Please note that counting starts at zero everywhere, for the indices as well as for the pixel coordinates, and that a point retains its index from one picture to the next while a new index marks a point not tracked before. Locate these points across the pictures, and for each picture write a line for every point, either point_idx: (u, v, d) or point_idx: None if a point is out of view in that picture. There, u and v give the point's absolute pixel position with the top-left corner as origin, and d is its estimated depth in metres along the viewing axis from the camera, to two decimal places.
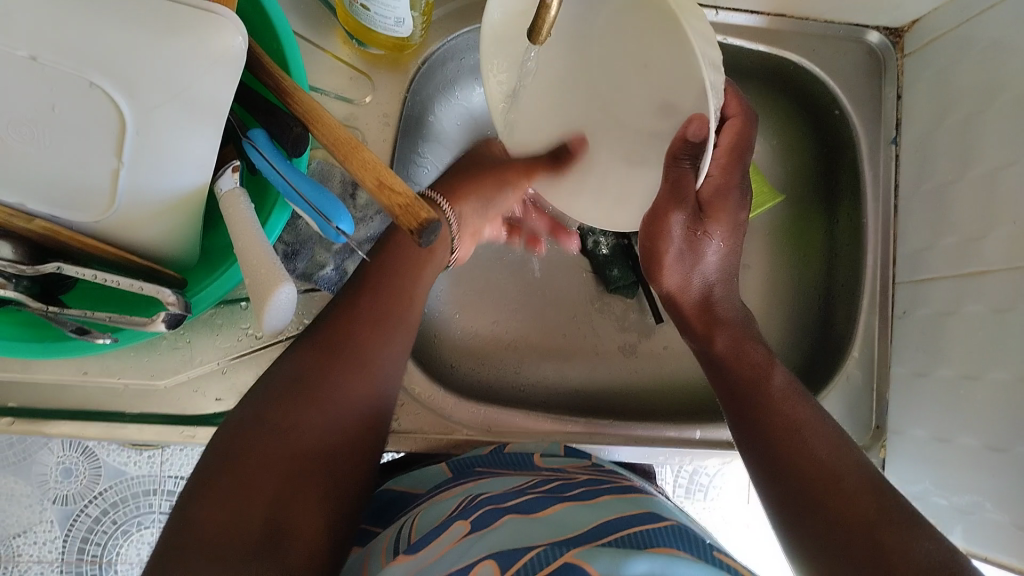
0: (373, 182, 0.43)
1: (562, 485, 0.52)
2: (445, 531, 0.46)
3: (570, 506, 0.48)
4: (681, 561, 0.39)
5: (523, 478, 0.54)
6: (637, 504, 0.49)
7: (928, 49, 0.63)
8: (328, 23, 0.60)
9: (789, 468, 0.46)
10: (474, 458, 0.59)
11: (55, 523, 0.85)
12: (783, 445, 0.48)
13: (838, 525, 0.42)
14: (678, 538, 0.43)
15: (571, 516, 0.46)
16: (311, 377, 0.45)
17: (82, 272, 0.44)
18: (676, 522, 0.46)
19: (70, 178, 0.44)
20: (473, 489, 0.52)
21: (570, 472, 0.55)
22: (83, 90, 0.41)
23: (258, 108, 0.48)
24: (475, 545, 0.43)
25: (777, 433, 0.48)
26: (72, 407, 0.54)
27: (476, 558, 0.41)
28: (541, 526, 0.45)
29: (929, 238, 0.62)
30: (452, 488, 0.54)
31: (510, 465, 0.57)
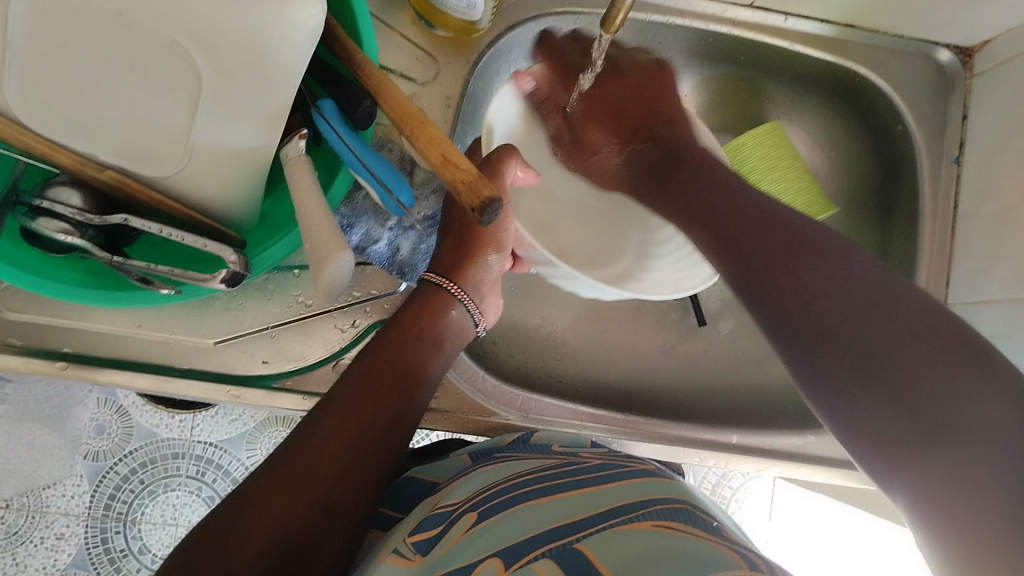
0: (436, 158, 0.43)
1: (575, 470, 0.53)
2: (454, 525, 0.47)
3: (582, 491, 0.48)
4: (689, 539, 0.39)
5: (533, 463, 0.54)
6: (659, 487, 0.49)
7: (999, 69, 0.62)
8: (399, 1, 0.61)
9: (838, 357, 0.40)
10: (495, 445, 0.60)
11: (84, 478, 0.86)
12: (822, 317, 0.41)
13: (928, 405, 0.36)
14: (680, 516, 0.44)
15: (578, 504, 0.47)
16: (342, 421, 0.45)
17: (148, 224, 0.45)
18: (685, 505, 0.46)
19: (143, 132, 0.45)
20: (481, 477, 0.53)
21: (584, 457, 0.56)
22: (167, 47, 0.42)
23: (330, 80, 0.49)
24: (477, 540, 0.43)
25: (819, 297, 0.42)
26: (124, 357, 0.55)
27: (479, 556, 0.41)
28: (546, 516, 0.45)
29: (985, 261, 0.61)
30: (473, 470, 0.55)
31: (529, 451, 0.57)
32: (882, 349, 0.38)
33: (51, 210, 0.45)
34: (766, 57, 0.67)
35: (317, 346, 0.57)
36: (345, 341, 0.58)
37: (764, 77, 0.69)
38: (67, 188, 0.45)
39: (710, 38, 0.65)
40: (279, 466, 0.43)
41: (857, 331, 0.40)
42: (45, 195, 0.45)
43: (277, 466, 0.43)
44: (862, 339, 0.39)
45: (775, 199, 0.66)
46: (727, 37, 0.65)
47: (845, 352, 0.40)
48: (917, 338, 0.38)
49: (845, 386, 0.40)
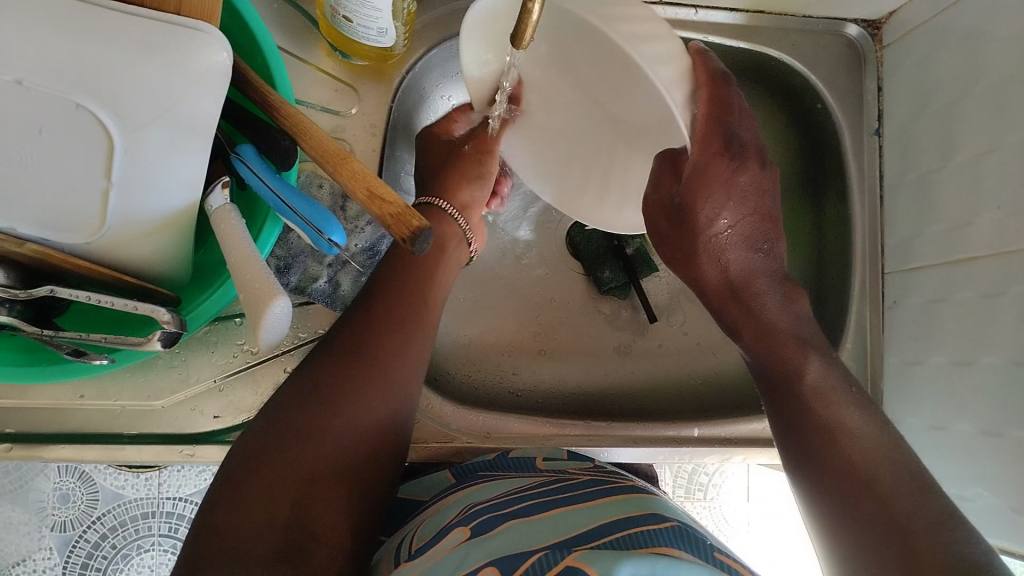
0: (363, 193, 0.43)
1: (567, 487, 0.52)
2: (447, 535, 0.46)
3: (571, 509, 0.48)
4: (681, 561, 0.39)
5: (522, 483, 0.53)
6: (638, 504, 0.49)
7: (907, 39, 0.64)
8: (312, 36, 0.60)
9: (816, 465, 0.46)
10: (478, 462, 0.59)
11: (54, 550, 0.84)
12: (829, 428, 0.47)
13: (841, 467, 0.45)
14: (678, 537, 0.43)
15: (571, 519, 0.46)
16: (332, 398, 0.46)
17: (75, 293, 0.44)
18: (677, 522, 0.46)
19: (57, 201, 0.44)
20: (487, 489, 0.53)
21: (573, 473, 0.56)
22: (70, 111, 0.41)
23: (245, 124, 0.48)
24: (479, 547, 0.43)
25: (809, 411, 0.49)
26: (71, 430, 0.54)
27: (479, 564, 0.41)
28: (546, 528, 0.45)
29: (916, 227, 0.62)
30: (458, 490, 0.54)
31: (512, 469, 0.57)
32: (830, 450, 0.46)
33: None
34: None
35: (267, 394, 0.56)
36: None
37: None
38: None
39: None
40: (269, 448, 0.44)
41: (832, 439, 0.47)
42: None
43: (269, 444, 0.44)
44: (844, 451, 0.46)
45: None
46: None
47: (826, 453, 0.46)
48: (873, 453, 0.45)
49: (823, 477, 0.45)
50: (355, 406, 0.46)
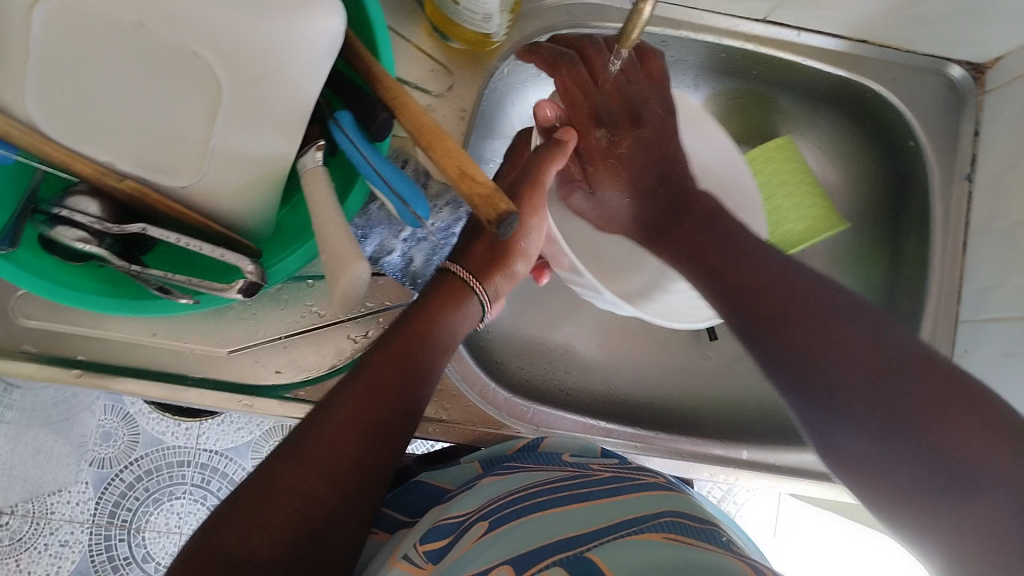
0: (454, 171, 0.43)
1: (587, 482, 0.53)
2: (466, 531, 0.47)
3: (593, 504, 0.49)
4: (692, 549, 0.41)
5: (547, 473, 0.54)
6: (663, 501, 0.50)
7: (1011, 86, 0.62)
8: (415, 14, 0.61)
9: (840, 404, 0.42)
10: (503, 454, 0.60)
11: (90, 485, 0.87)
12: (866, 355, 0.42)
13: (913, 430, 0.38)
14: (683, 527, 0.45)
15: (587, 515, 0.47)
16: (344, 400, 0.44)
17: (165, 234, 0.45)
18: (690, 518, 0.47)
19: (161, 143, 0.45)
20: (494, 488, 0.53)
21: (595, 470, 0.55)
22: (187, 59, 0.43)
23: (345, 91, 0.49)
24: (489, 548, 0.43)
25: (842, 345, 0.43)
26: (139, 365, 0.55)
27: (491, 564, 0.42)
28: (558, 526, 0.45)
29: (997, 278, 0.61)
30: (482, 481, 0.55)
31: (537, 461, 0.57)
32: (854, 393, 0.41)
33: (69, 219, 0.45)
34: (777, 70, 0.67)
35: (329, 356, 0.57)
36: (358, 351, 0.58)
37: (776, 90, 0.70)
38: (85, 198, 0.46)
39: (723, 53, 0.66)
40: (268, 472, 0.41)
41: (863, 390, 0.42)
42: (62, 204, 0.46)
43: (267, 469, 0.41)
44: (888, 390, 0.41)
45: (788, 215, 0.66)
46: (740, 51, 0.65)
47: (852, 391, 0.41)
48: (907, 367, 0.41)
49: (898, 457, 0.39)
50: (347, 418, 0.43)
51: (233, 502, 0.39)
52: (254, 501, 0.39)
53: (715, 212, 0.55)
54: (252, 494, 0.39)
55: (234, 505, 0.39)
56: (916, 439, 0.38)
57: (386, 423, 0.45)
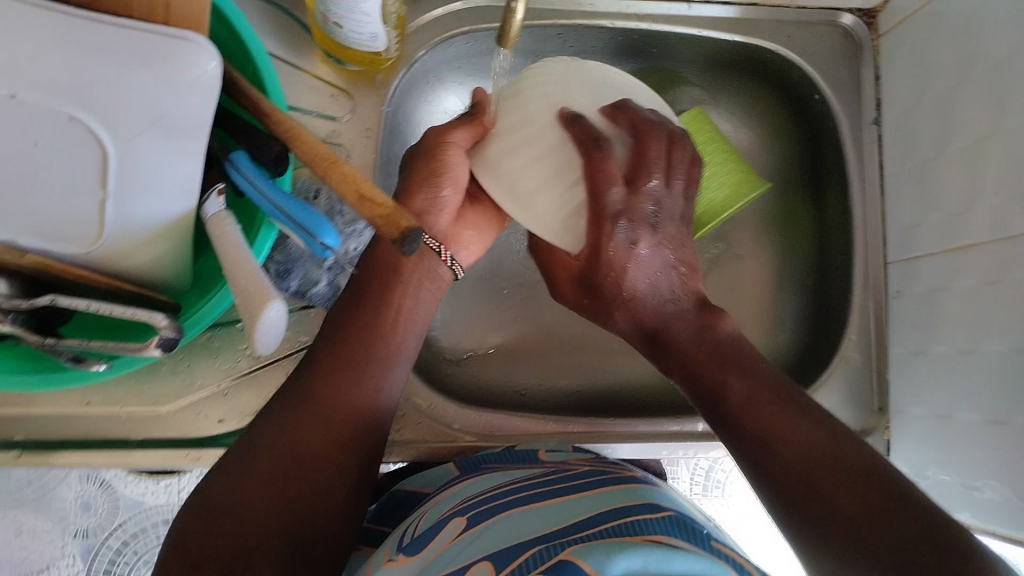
0: (353, 196, 0.43)
1: (565, 476, 0.53)
2: (445, 528, 0.47)
3: (570, 498, 0.48)
4: (683, 553, 0.38)
5: (522, 471, 0.54)
6: (633, 494, 0.48)
7: (903, 27, 0.63)
8: (307, 44, 0.61)
9: (794, 483, 0.44)
10: (483, 457, 0.59)
11: (78, 556, 0.85)
12: (780, 434, 0.46)
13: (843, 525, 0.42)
14: (674, 526, 0.43)
15: (566, 509, 0.47)
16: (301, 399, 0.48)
17: (75, 303, 0.44)
18: (672, 511, 0.46)
19: (56, 213, 0.44)
20: (474, 485, 0.53)
21: (572, 464, 0.56)
22: (65, 124, 0.42)
23: (238, 130, 0.49)
24: (469, 547, 0.43)
25: (770, 410, 0.48)
26: (79, 437, 0.55)
27: (471, 561, 0.41)
28: (536, 521, 0.45)
29: (917, 216, 0.62)
30: (461, 480, 0.55)
31: (515, 461, 0.57)
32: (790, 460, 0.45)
33: None
34: (675, 45, 0.68)
35: (271, 396, 0.57)
36: None
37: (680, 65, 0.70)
38: None
39: (621, 37, 0.66)
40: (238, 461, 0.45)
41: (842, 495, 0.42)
42: None
43: (235, 458, 0.46)
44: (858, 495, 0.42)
45: (708, 185, 0.66)
46: (638, 33, 0.66)
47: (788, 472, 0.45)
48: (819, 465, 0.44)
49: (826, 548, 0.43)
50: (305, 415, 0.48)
51: (197, 507, 0.43)
52: (217, 502, 0.43)
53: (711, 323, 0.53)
54: (221, 490, 0.44)
55: (198, 511, 0.43)
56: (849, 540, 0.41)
57: (350, 420, 0.49)
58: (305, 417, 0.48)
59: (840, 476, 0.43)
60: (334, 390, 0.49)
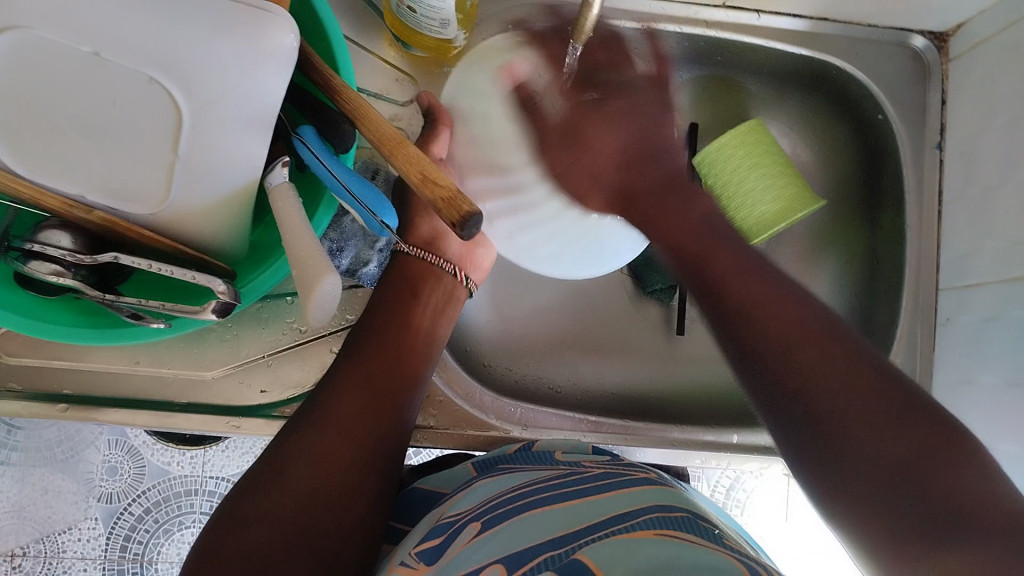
0: (416, 177, 0.44)
1: (580, 478, 0.52)
2: (460, 531, 0.47)
3: (586, 499, 0.48)
4: (692, 548, 0.39)
5: (541, 472, 0.54)
6: (657, 496, 0.48)
7: (974, 52, 0.62)
8: (377, 27, 0.62)
9: (811, 407, 0.45)
10: (502, 454, 0.59)
11: (99, 521, 0.86)
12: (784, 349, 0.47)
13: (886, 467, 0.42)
14: (682, 524, 0.43)
15: (582, 512, 0.46)
16: (326, 403, 0.49)
17: (137, 261, 0.45)
18: (683, 512, 0.45)
19: (127, 172, 0.46)
20: (491, 486, 0.53)
21: (587, 466, 0.55)
22: (144, 84, 0.43)
23: (307, 106, 0.50)
24: (481, 550, 0.43)
25: (770, 323, 0.49)
26: (125, 396, 0.56)
27: (482, 565, 0.41)
28: (549, 524, 0.45)
29: (974, 243, 0.61)
30: (477, 481, 0.55)
31: (529, 461, 0.57)
32: (793, 376, 0.46)
33: (42, 253, 0.45)
34: (740, 54, 0.68)
35: (314, 371, 0.57)
36: None
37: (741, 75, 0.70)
38: (57, 232, 0.46)
39: (687, 41, 0.66)
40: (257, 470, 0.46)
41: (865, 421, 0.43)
42: (34, 239, 0.45)
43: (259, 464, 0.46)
44: (869, 409, 0.44)
45: (761, 197, 0.66)
46: (704, 39, 0.66)
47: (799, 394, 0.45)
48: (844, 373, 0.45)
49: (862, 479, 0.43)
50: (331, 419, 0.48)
51: (228, 512, 0.44)
52: (247, 508, 0.44)
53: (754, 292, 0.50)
54: (251, 495, 0.44)
55: (229, 516, 0.43)
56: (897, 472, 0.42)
57: (372, 425, 0.50)
58: (330, 421, 0.48)
59: (851, 390, 0.44)
60: (353, 397, 0.50)
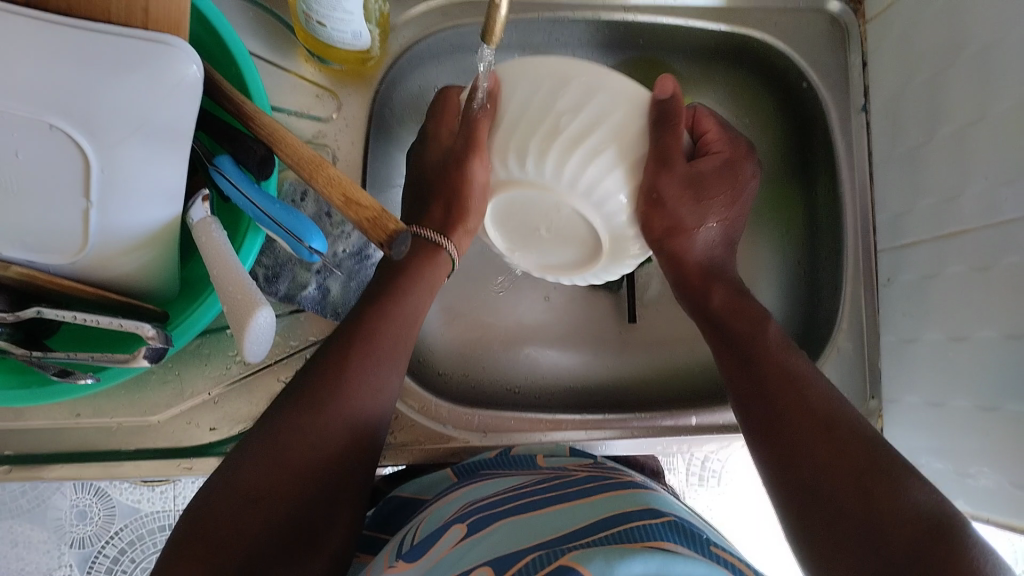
0: (339, 199, 0.42)
1: (564, 482, 0.53)
2: (444, 535, 0.46)
3: (567, 506, 0.48)
4: (679, 559, 0.38)
5: (525, 478, 0.54)
6: (631, 499, 0.48)
7: (889, 12, 0.63)
8: (290, 44, 0.60)
9: (786, 449, 0.49)
10: (480, 461, 0.59)
11: (75, 566, 0.84)
12: (766, 394, 0.51)
13: (834, 509, 0.44)
14: (674, 532, 0.43)
15: (565, 517, 0.46)
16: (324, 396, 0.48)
17: (60, 314, 0.44)
18: (673, 517, 0.45)
19: (37, 224, 0.44)
20: (473, 491, 0.53)
21: (572, 471, 0.55)
22: (43, 133, 0.41)
23: (220, 134, 0.48)
24: (469, 554, 0.43)
25: (753, 374, 0.53)
26: (70, 449, 0.54)
27: (471, 568, 0.41)
28: (533, 529, 0.45)
29: (907, 202, 0.62)
30: (462, 486, 0.55)
31: (513, 467, 0.57)
32: (789, 447, 0.48)
33: None
34: (661, 35, 0.67)
35: (262, 403, 0.56)
36: None
37: (666, 55, 0.70)
38: None
39: (608, 27, 0.66)
40: (240, 460, 0.45)
41: (847, 489, 0.45)
42: None
43: (250, 446, 0.46)
44: (852, 477, 0.45)
45: None
46: (624, 24, 0.65)
47: (793, 457, 0.48)
48: (817, 424, 0.48)
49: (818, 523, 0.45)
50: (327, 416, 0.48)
51: (210, 495, 0.44)
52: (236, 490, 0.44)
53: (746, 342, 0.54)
54: (232, 482, 0.44)
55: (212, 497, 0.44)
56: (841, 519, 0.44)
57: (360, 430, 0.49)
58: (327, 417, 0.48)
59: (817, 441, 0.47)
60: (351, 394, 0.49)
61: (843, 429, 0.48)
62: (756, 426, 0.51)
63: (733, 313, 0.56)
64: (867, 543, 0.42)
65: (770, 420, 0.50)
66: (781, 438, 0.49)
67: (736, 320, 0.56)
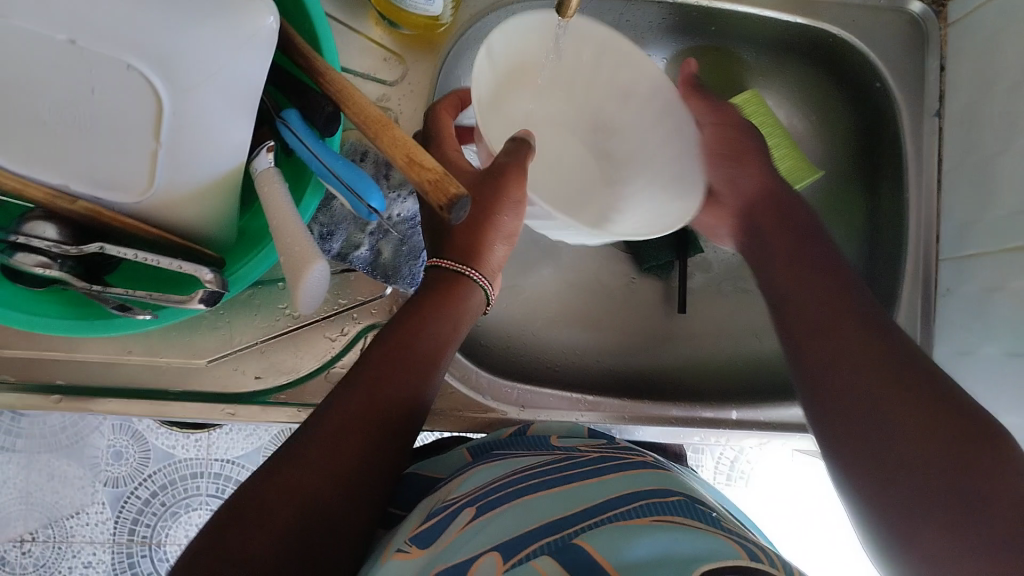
0: (402, 159, 0.43)
1: (571, 463, 0.52)
2: (452, 519, 0.46)
3: (572, 487, 0.47)
4: (686, 533, 0.38)
5: (532, 459, 0.53)
6: (647, 479, 0.48)
7: (972, 17, 0.61)
8: (362, 4, 0.60)
9: (840, 397, 0.48)
10: (496, 439, 0.59)
11: (106, 505, 0.86)
12: (832, 341, 0.50)
13: (896, 457, 0.44)
14: (681, 508, 0.42)
15: (570, 498, 0.45)
16: (351, 414, 0.45)
17: (123, 251, 0.45)
18: (684, 496, 0.45)
19: (108, 161, 0.45)
20: (483, 473, 0.52)
21: (584, 450, 0.55)
22: (121, 71, 0.42)
23: (291, 88, 0.49)
24: (474, 536, 0.42)
25: (816, 326, 0.52)
26: (118, 385, 0.55)
27: (475, 552, 0.40)
28: (538, 510, 0.44)
29: (974, 213, 0.60)
30: (476, 466, 0.54)
31: (526, 446, 0.56)
32: (847, 389, 0.48)
33: (28, 245, 0.44)
34: (733, 24, 0.67)
35: (308, 356, 0.57)
36: (336, 350, 0.58)
37: (736, 45, 0.69)
38: (42, 223, 0.45)
39: (681, 11, 0.65)
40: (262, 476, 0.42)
41: (920, 454, 0.43)
42: (19, 229, 0.45)
43: (264, 475, 0.42)
44: (886, 427, 0.45)
45: None
46: (697, 10, 0.65)
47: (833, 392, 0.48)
48: (871, 365, 0.48)
49: (885, 472, 0.44)
50: (343, 435, 0.44)
51: (231, 519, 0.39)
52: (253, 519, 0.39)
53: (812, 285, 0.54)
54: (251, 504, 0.40)
55: (233, 523, 0.39)
56: (909, 462, 0.43)
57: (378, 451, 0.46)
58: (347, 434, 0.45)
59: (878, 382, 0.47)
60: (361, 411, 0.46)
61: (908, 369, 0.47)
62: (808, 373, 0.51)
63: (820, 278, 0.55)
64: (919, 502, 0.42)
65: (824, 362, 0.50)
66: (831, 385, 0.49)
67: (819, 285, 0.54)
